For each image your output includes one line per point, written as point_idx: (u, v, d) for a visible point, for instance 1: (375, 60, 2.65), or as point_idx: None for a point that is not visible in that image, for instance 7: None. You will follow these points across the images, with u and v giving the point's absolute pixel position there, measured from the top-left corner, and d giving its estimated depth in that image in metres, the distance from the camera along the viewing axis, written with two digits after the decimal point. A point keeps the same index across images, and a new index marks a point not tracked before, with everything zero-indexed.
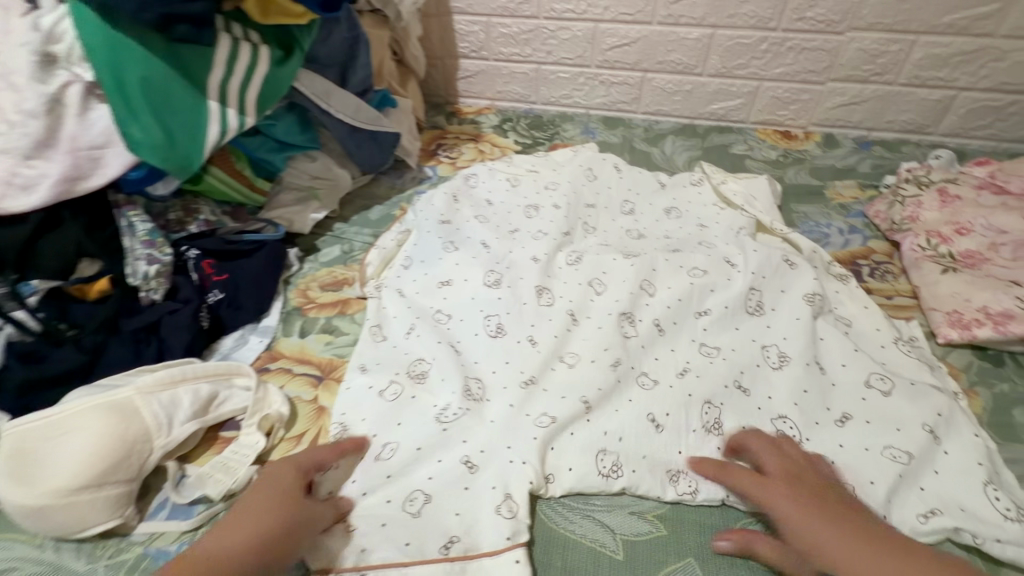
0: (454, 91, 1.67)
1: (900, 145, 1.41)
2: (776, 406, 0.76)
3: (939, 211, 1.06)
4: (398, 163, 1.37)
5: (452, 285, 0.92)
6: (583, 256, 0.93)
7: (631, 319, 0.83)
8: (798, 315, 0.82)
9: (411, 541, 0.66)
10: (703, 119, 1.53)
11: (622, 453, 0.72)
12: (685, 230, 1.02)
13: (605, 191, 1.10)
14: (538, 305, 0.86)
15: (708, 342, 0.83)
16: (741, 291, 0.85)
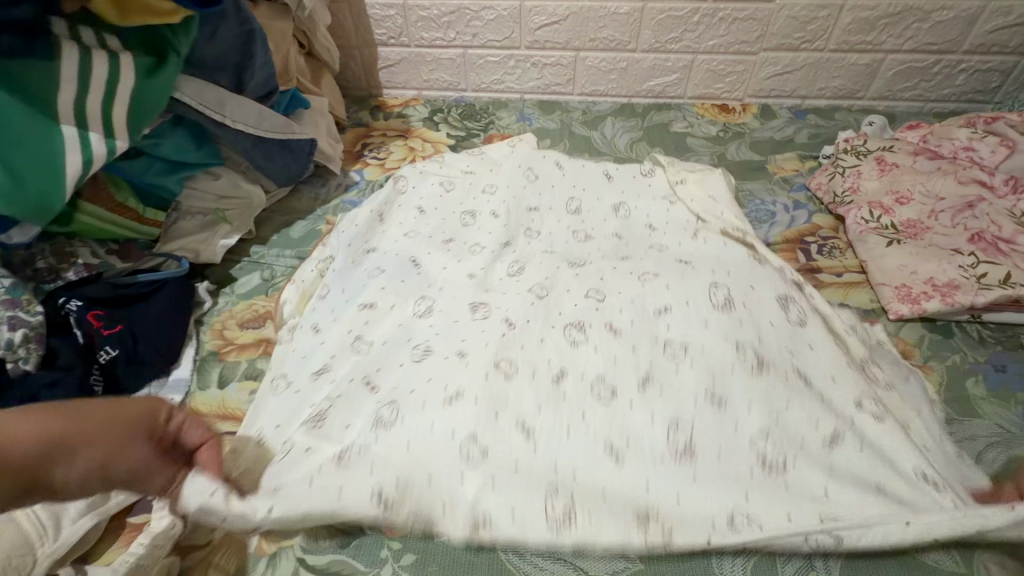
0: (377, 83, 1.54)
1: (834, 111, 1.40)
2: (753, 424, 0.63)
3: (879, 180, 1.05)
4: (319, 170, 1.24)
5: (376, 308, 0.81)
6: (525, 266, 0.86)
7: (580, 326, 0.73)
8: (774, 319, 0.73)
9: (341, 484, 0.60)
10: (641, 97, 1.47)
11: (576, 493, 0.61)
12: (635, 228, 0.96)
13: (546, 191, 1.03)
14: (471, 319, 0.76)
15: (674, 339, 0.70)
16: (701, 287, 0.76)
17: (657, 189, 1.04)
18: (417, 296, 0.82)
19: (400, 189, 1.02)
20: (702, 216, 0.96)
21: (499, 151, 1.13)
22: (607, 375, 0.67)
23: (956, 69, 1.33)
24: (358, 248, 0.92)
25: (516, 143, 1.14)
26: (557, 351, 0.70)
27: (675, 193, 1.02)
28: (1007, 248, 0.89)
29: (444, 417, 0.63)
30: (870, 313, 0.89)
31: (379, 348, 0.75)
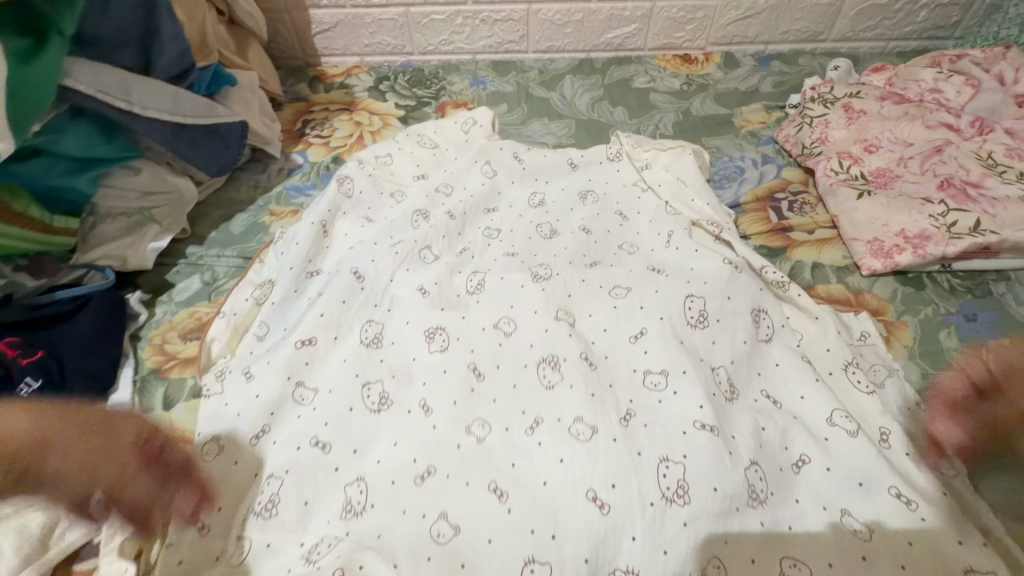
0: (313, 51, 1.40)
1: (798, 57, 1.35)
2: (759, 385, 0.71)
3: (847, 129, 1.02)
4: (257, 154, 1.13)
5: (316, 343, 0.76)
6: (485, 280, 0.84)
7: (553, 362, 0.71)
8: (744, 337, 0.73)
9: (353, 405, 0.70)
10: (599, 51, 1.39)
11: (568, 375, 0.70)
12: (603, 219, 0.93)
13: (509, 188, 1.01)
14: (429, 355, 0.75)
15: (652, 369, 0.70)
16: (678, 300, 0.75)
17: (619, 167, 1.01)
18: (362, 323, 0.80)
19: (346, 189, 0.95)
20: (670, 198, 0.95)
21: (457, 145, 1.07)
22: (585, 414, 0.65)
23: (918, 4, 1.28)
24: (301, 263, 0.86)
25: (468, 130, 1.10)
26: (529, 392, 0.70)
27: (644, 178, 0.99)
28: (976, 194, 0.87)
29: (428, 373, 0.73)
30: (844, 269, 0.87)
31: (330, 392, 0.72)
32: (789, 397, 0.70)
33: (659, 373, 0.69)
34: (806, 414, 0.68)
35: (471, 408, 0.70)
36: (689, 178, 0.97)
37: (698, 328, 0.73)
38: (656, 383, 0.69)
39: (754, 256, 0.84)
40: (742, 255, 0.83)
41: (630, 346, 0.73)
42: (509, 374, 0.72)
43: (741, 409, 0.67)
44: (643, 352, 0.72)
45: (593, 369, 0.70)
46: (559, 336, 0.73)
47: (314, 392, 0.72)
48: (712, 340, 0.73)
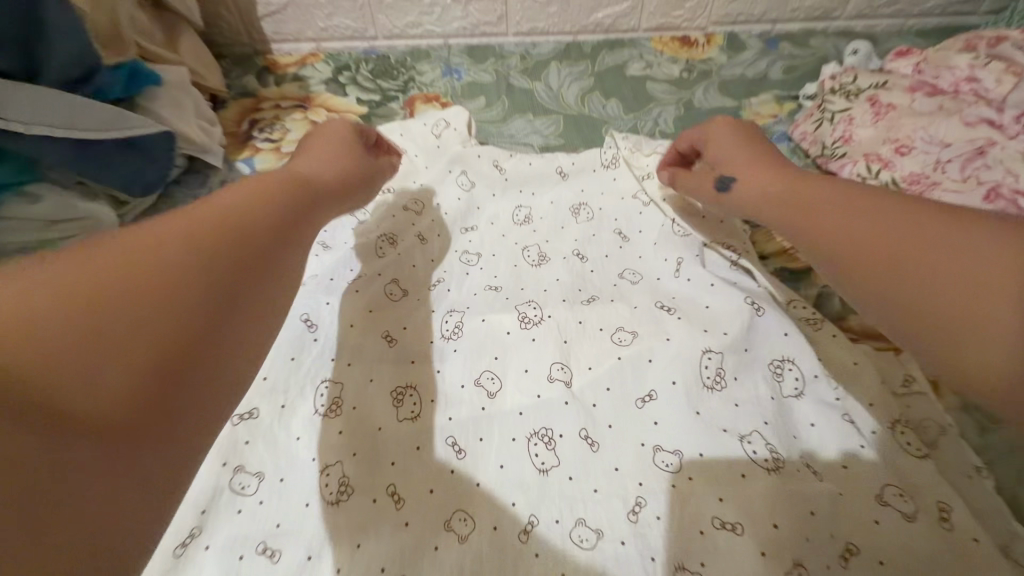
0: (262, 36, 1.22)
1: (809, 37, 1.21)
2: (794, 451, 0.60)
3: (874, 126, 0.89)
4: (195, 164, 0.97)
5: (261, 417, 0.63)
6: (465, 324, 0.72)
7: (547, 438, 0.62)
8: (767, 394, 0.63)
9: (311, 500, 0.59)
10: (588, 33, 1.23)
11: (563, 459, 0.61)
12: (600, 239, 0.82)
13: (489, 202, 0.89)
14: (399, 424, 0.64)
15: (662, 445, 0.61)
16: (692, 355, 0.65)
17: (616, 176, 0.88)
18: (316, 384, 0.66)
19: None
20: (675, 211, 0.82)
21: (427, 152, 0.93)
22: (589, 515, 0.58)
23: None
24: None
25: (440, 134, 0.95)
26: (521, 476, 0.60)
27: (645, 187, 0.86)
28: None
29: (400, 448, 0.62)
30: None
31: (281, 479, 0.60)
32: (828, 465, 0.59)
33: (668, 450, 0.60)
34: (849, 487, 0.57)
35: (455, 497, 0.59)
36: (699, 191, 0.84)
37: (716, 389, 0.64)
38: (669, 463, 0.60)
39: (778, 289, 0.72)
40: (764, 287, 0.72)
41: (636, 411, 0.64)
42: (497, 453, 0.62)
43: (779, 491, 0.55)
44: (653, 423, 0.63)
45: (595, 451, 0.62)
46: (554, 407, 0.64)
47: (257, 479, 0.60)
48: (731, 404, 0.63)
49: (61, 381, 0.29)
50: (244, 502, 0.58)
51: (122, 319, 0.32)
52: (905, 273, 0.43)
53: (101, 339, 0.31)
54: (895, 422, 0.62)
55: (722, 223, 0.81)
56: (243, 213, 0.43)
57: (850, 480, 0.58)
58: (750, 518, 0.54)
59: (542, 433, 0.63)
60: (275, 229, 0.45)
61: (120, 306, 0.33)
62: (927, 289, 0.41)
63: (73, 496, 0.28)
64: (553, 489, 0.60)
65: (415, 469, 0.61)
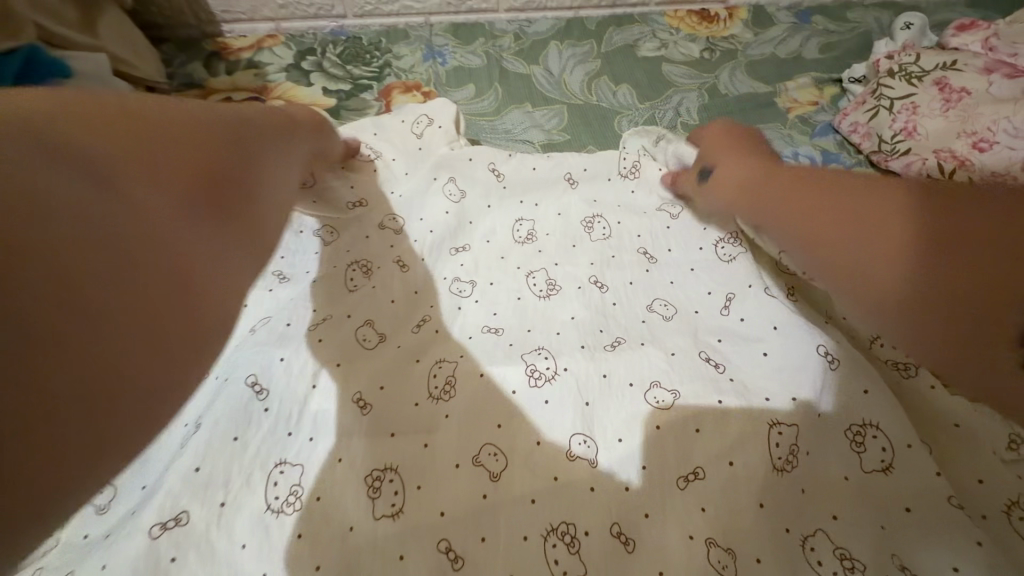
0: (208, 16, 1.04)
1: (846, 9, 1.05)
2: (887, 548, 0.46)
3: (944, 116, 0.74)
4: None
5: (190, 521, 0.48)
6: (459, 379, 0.58)
7: (568, 535, 0.49)
8: (845, 473, 0.50)
9: None
10: (591, 8, 1.06)
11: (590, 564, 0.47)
12: (620, 262, 0.68)
13: (484, 215, 0.73)
14: (374, 522, 0.49)
15: (716, 541, 0.47)
16: (751, 424, 0.52)
17: (635, 187, 0.76)
18: (267, 470, 0.51)
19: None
20: (711, 230, 0.69)
21: (409, 156, 0.77)
22: None
23: None
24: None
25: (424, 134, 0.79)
26: None
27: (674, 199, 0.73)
28: None
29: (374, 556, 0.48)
30: None
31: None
32: (937, 567, 0.45)
33: (723, 548, 0.47)
34: None
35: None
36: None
37: (788, 474, 0.49)
38: (726, 568, 0.46)
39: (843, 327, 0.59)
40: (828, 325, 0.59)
41: (679, 496, 0.49)
42: (506, 559, 0.48)
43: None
44: (702, 511, 0.48)
45: (631, 553, 0.48)
46: (576, 491, 0.51)
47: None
48: (799, 489, 0.49)
49: (115, 172, 0.39)
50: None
51: (156, 165, 0.42)
52: (857, 253, 0.49)
53: (152, 146, 0.43)
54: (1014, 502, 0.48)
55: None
56: (242, 123, 0.54)
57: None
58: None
59: (562, 528, 0.49)
60: (267, 140, 0.57)
61: (180, 138, 0.45)
62: (902, 270, 0.46)
63: (116, 288, 0.36)
64: None
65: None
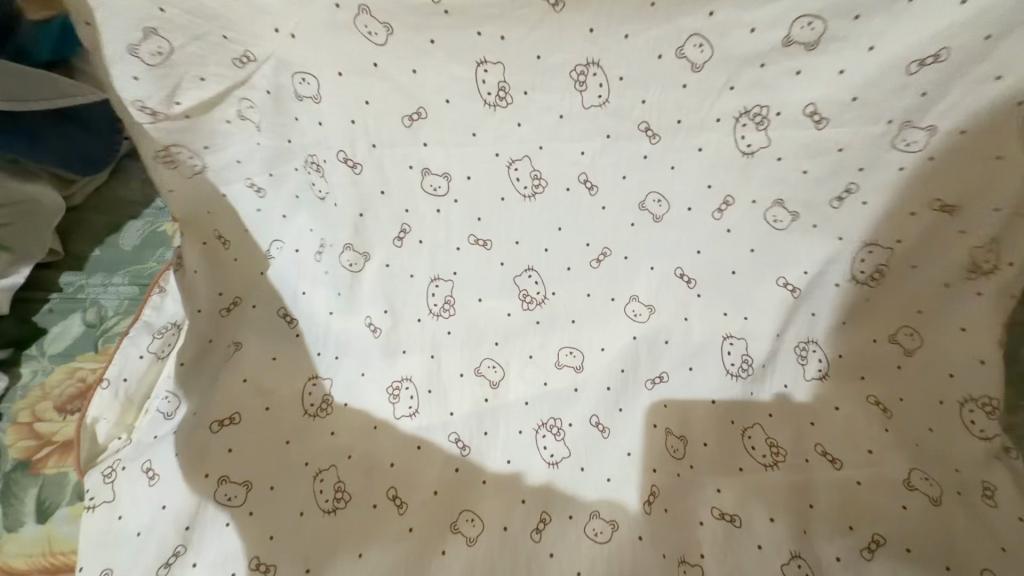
0: None
1: None
2: (813, 434, 0.57)
3: None
4: None
5: (240, 423, 0.57)
6: (453, 300, 0.64)
7: (555, 428, 0.59)
8: (786, 381, 0.59)
9: (304, 509, 0.54)
10: None
11: (577, 453, 0.58)
12: (630, 146, 0.54)
13: (427, 59, 0.50)
14: (395, 421, 0.60)
15: (672, 429, 0.58)
16: (712, 342, 0.60)
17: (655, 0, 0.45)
18: (305, 381, 0.61)
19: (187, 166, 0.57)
20: (739, 91, 0.49)
21: None
22: (602, 507, 0.55)
23: None
24: (207, 299, 0.62)
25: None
26: (531, 472, 0.57)
27: (708, 29, 0.46)
28: None
29: (399, 445, 0.59)
30: None
31: (270, 487, 0.55)
32: (852, 451, 0.55)
33: (678, 437, 0.58)
34: (873, 474, 0.54)
35: (457, 499, 0.56)
36: (829, 29, 0.44)
37: (744, 379, 0.59)
38: (677, 450, 0.57)
39: (880, 230, 0.53)
40: (846, 242, 0.55)
41: (647, 394, 0.60)
42: (503, 446, 0.59)
43: (779, 482, 0.54)
44: (664, 406, 0.59)
45: (605, 438, 0.58)
46: (564, 395, 0.61)
47: (244, 488, 0.54)
48: (749, 392, 0.59)
49: None
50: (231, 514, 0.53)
51: None
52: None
53: None
54: (968, 398, 0.55)
55: (923, 96, 0.46)
56: None
57: (878, 466, 0.54)
58: (751, 508, 0.53)
59: (546, 419, 0.60)
60: None
61: None
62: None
63: None
64: (566, 483, 0.57)
65: (419, 469, 0.57)
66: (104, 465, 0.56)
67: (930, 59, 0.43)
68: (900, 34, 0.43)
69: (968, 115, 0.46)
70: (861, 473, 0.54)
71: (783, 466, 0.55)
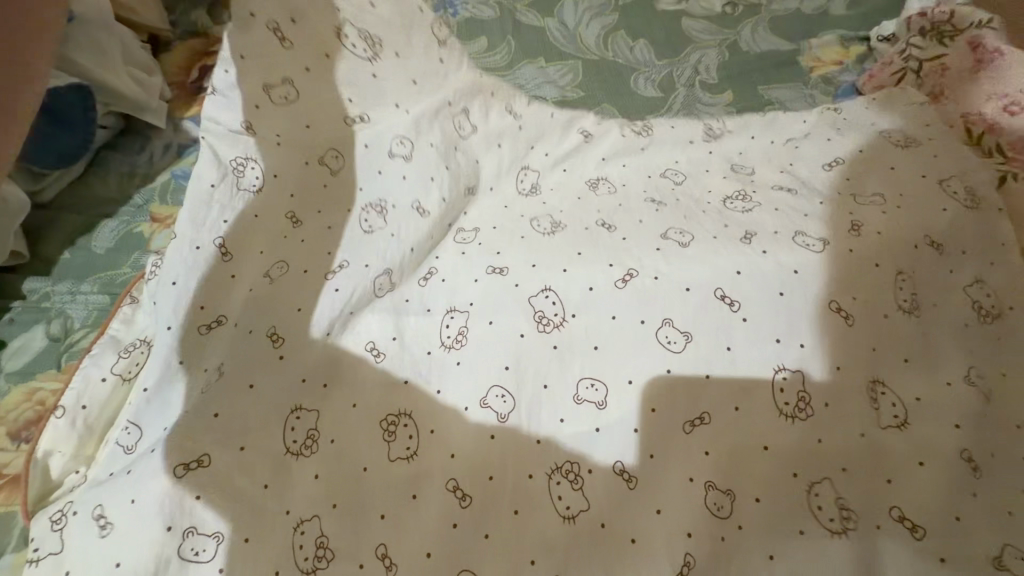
0: None
1: None
2: (890, 494, 0.48)
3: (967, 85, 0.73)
4: (131, 125, 0.80)
5: (208, 463, 0.49)
6: (466, 330, 0.58)
7: (572, 475, 0.51)
8: (858, 431, 0.50)
9: (279, 568, 0.46)
10: None
11: (596, 507, 0.50)
12: (635, 210, 0.67)
13: (488, 154, 0.76)
14: (389, 462, 0.51)
15: (714, 482, 0.49)
16: (752, 376, 0.52)
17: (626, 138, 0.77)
18: (290, 413, 0.53)
19: (249, 181, 0.60)
20: (718, 188, 0.69)
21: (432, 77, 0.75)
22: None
23: None
24: (187, 314, 0.55)
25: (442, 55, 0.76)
26: (543, 528, 0.49)
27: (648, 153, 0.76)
28: None
29: (388, 488, 0.50)
30: None
31: (244, 540, 0.47)
32: (939, 517, 0.47)
33: (721, 491, 0.49)
34: (959, 546, 0.46)
35: (457, 558, 0.48)
36: (718, 150, 0.75)
37: (796, 421, 0.50)
38: (721, 509, 0.48)
39: (904, 257, 0.57)
40: (884, 268, 0.56)
41: (684, 439, 0.51)
42: (512, 495, 0.51)
43: (843, 556, 0.45)
44: (704, 454, 0.50)
45: (632, 490, 0.50)
46: (583, 435, 0.52)
47: (215, 540, 0.47)
48: (814, 440, 0.50)
49: None
50: (199, 571, 0.46)
51: None
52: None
53: None
54: None
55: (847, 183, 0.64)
56: None
57: (964, 539, 0.46)
58: None
59: (568, 462, 0.52)
60: None
61: None
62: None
63: None
64: (582, 545, 0.48)
65: (410, 521, 0.49)
66: (56, 505, 0.49)
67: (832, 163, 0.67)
68: (756, 148, 0.74)
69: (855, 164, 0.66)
70: (945, 545, 0.46)
71: (853, 531, 0.46)
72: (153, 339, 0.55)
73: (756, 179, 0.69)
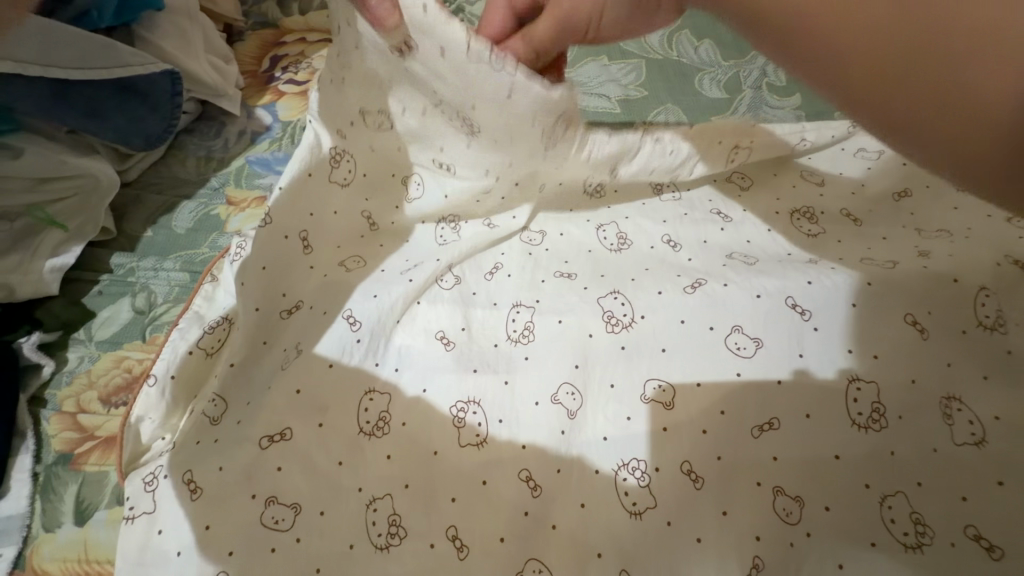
0: None
1: None
2: (967, 512, 0.46)
3: None
4: (207, 111, 0.82)
5: (290, 438, 0.52)
6: (534, 324, 0.59)
7: (639, 470, 0.52)
8: (933, 444, 0.49)
9: (356, 541, 0.48)
10: None
11: (663, 505, 0.50)
12: (698, 220, 0.67)
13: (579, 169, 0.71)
14: (460, 446, 0.53)
15: (784, 487, 0.49)
16: (829, 386, 0.52)
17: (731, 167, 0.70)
18: (363, 395, 0.55)
19: (341, 175, 0.62)
20: (784, 201, 0.69)
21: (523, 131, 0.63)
22: (692, 573, 0.47)
23: None
24: (271, 298, 0.58)
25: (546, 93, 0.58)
26: (607, 520, 0.50)
27: (745, 171, 0.72)
28: None
29: (457, 473, 0.52)
30: None
31: (320, 513, 0.49)
32: None
33: (790, 496, 0.49)
34: None
35: (525, 545, 0.49)
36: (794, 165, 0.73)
37: (872, 433, 0.50)
38: (790, 514, 0.48)
39: (984, 274, 0.55)
40: (964, 284, 0.54)
41: (752, 445, 0.51)
42: (577, 487, 0.52)
43: (919, 571, 0.45)
44: (773, 459, 0.50)
45: (699, 490, 0.50)
46: (647, 433, 0.53)
47: (293, 511, 0.49)
48: (886, 451, 0.49)
49: None
50: (278, 540, 0.48)
51: None
52: (917, 85, 0.28)
53: None
54: None
55: (914, 215, 0.65)
56: None
57: None
58: None
59: (632, 458, 0.52)
60: None
61: None
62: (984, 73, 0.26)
63: None
64: (647, 540, 0.49)
65: (480, 505, 0.51)
66: (146, 468, 0.52)
67: (901, 193, 0.67)
68: (826, 161, 0.73)
69: (923, 194, 0.66)
70: None
71: (924, 547, 0.46)
72: (236, 317, 0.58)
73: (825, 193, 0.69)
